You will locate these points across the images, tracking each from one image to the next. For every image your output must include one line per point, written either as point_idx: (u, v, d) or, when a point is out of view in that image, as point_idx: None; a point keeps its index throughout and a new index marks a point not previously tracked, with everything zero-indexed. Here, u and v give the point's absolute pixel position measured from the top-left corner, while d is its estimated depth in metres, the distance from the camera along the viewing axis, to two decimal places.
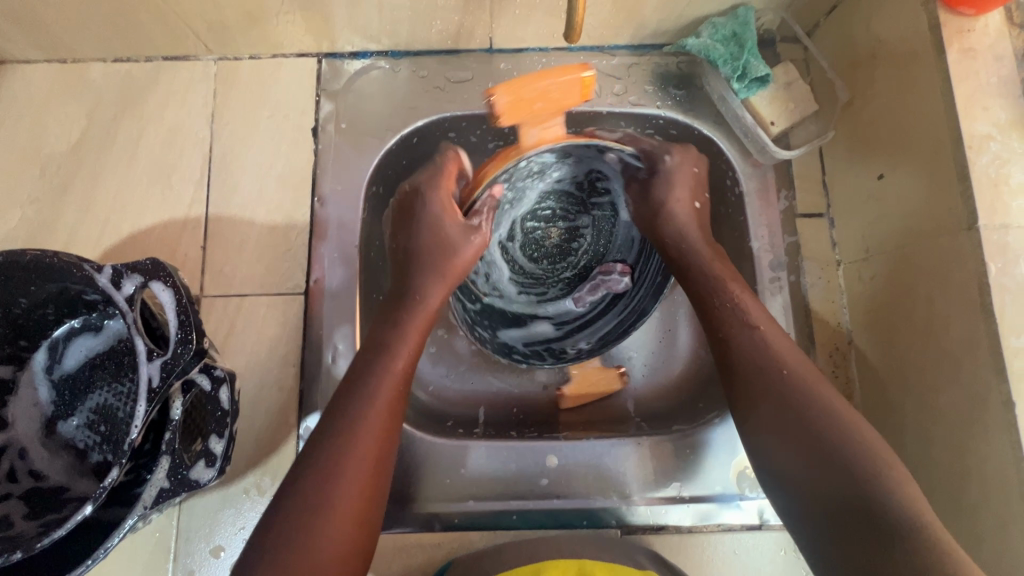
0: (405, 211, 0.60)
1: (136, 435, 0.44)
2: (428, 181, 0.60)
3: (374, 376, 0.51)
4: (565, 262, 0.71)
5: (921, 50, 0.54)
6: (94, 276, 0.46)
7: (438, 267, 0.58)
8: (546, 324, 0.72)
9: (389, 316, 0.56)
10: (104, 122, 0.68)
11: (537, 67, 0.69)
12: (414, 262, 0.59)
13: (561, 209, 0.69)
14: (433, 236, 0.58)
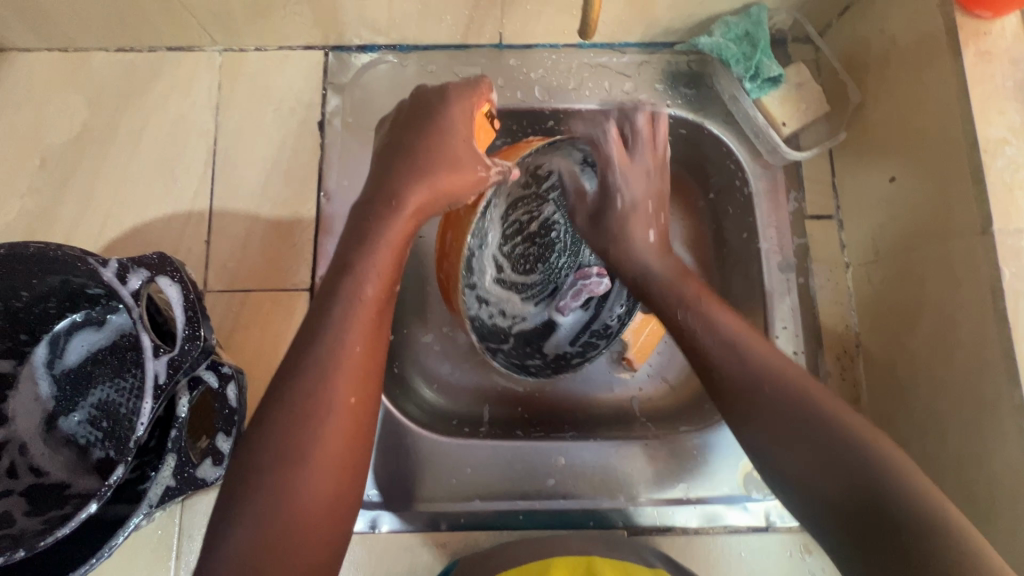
0: (414, 112, 0.52)
1: (142, 432, 0.43)
2: (459, 95, 0.52)
3: (348, 307, 0.45)
4: (547, 260, 0.70)
5: (937, 53, 0.53)
6: (99, 270, 0.45)
7: (427, 172, 0.49)
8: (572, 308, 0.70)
9: (360, 228, 0.48)
10: (107, 113, 0.67)
11: (547, 64, 0.69)
12: (401, 164, 0.50)
13: (523, 216, 0.67)
14: (433, 143, 0.50)
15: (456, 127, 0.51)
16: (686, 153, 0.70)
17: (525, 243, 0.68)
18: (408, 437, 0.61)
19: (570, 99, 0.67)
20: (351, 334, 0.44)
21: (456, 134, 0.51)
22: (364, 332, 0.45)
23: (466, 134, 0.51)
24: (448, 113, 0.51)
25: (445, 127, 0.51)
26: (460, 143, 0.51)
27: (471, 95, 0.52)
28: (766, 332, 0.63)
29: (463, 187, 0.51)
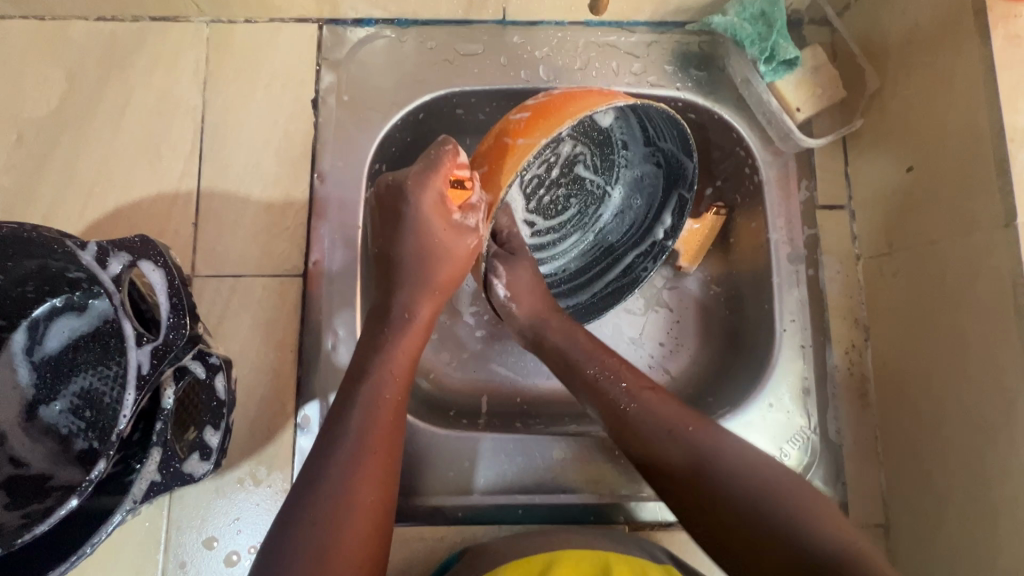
0: (386, 217, 0.52)
1: (125, 425, 0.41)
2: (417, 176, 0.49)
3: (368, 404, 0.48)
4: (581, 189, 0.64)
5: (963, 37, 0.51)
6: (77, 253, 0.42)
7: (426, 276, 0.53)
8: (614, 195, 0.65)
9: (373, 340, 0.52)
10: (88, 86, 0.64)
11: (553, 42, 0.65)
12: (399, 273, 0.53)
13: (541, 166, 0.62)
14: (421, 246, 0.52)
15: (428, 217, 0.50)
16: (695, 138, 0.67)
17: (556, 183, 0.64)
18: (405, 428, 0.59)
19: (575, 79, 0.64)
20: (371, 428, 0.47)
21: (433, 227, 0.50)
22: (385, 420, 0.48)
23: (440, 220, 0.49)
24: (413, 204, 0.49)
25: (416, 219, 0.50)
26: (439, 230, 0.50)
27: (435, 174, 0.48)
28: (773, 325, 0.62)
29: (462, 268, 0.53)
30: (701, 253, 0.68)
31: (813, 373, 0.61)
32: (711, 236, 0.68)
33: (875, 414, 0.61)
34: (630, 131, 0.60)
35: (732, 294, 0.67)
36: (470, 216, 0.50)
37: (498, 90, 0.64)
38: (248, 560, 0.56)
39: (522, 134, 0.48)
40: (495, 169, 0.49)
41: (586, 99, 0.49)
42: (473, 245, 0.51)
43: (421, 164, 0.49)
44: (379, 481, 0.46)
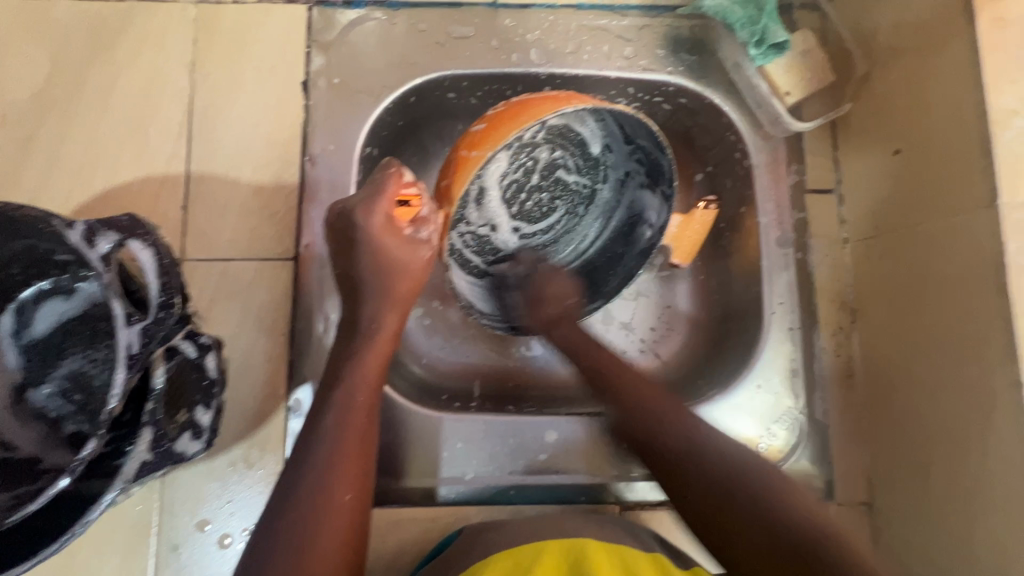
0: (338, 243, 0.52)
1: (115, 405, 0.40)
2: (362, 200, 0.50)
3: (341, 410, 0.48)
4: (565, 190, 0.65)
5: (950, 20, 0.51)
6: (65, 232, 0.42)
7: (387, 288, 0.52)
8: (605, 199, 0.66)
9: (343, 352, 0.51)
10: (73, 66, 0.63)
11: (544, 25, 0.65)
12: (359, 291, 0.52)
13: (520, 175, 0.63)
14: (376, 264, 0.51)
15: (382, 236, 0.51)
16: (686, 124, 0.67)
17: (538, 187, 0.64)
18: (396, 410, 0.59)
19: (567, 63, 0.64)
20: (344, 431, 0.47)
21: (387, 244, 0.51)
22: (358, 424, 0.48)
23: (392, 237, 0.51)
24: (363, 226, 0.50)
25: (367, 239, 0.51)
26: (393, 246, 0.51)
27: (382, 200, 0.50)
28: (763, 308, 0.63)
29: (422, 278, 0.53)
30: (694, 249, 0.67)
31: (801, 355, 0.62)
32: (704, 232, 0.67)
33: (861, 394, 0.62)
34: (608, 133, 0.60)
35: (721, 278, 0.68)
36: (423, 228, 0.53)
37: (490, 74, 0.64)
38: (241, 542, 0.57)
39: (476, 146, 0.52)
40: (452, 182, 0.53)
41: (534, 104, 0.52)
42: (427, 256, 0.53)
43: (366, 188, 0.51)
44: (352, 482, 0.46)
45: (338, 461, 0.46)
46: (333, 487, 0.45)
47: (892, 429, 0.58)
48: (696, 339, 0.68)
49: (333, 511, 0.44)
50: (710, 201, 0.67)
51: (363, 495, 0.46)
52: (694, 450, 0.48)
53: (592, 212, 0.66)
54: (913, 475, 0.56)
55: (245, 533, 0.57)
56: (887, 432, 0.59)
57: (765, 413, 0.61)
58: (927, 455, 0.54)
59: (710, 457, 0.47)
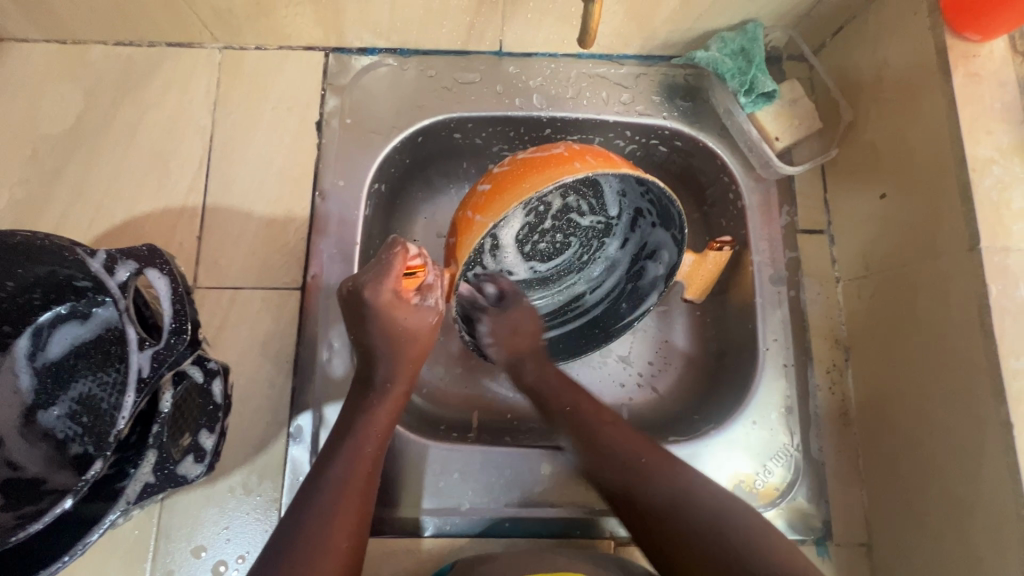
0: (350, 314, 0.55)
1: (123, 427, 0.42)
2: (369, 279, 0.52)
3: (348, 461, 0.51)
4: (578, 229, 0.67)
5: (929, 73, 0.54)
6: (87, 260, 0.44)
7: (399, 348, 0.56)
8: (615, 244, 0.68)
9: (354, 405, 0.54)
10: (103, 105, 0.67)
11: (546, 72, 0.69)
12: (375, 354, 0.56)
13: (533, 219, 0.65)
14: (387, 331, 0.55)
15: (392, 308, 0.53)
16: (681, 165, 0.71)
17: (551, 230, 0.66)
18: (394, 439, 0.60)
19: (568, 108, 0.68)
20: (348, 481, 0.50)
21: (394, 317, 0.54)
22: (360, 476, 0.50)
23: (401, 310, 0.54)
24: (373, 305, 0.53)
25: (378, 313, 0.53)
26: (400, 317, 0.55)
27: (388, 277, 0.51)
28: (757, 344, 0.64)
29: (430, 340, 0.58)
30: (709, 284, 0.68)
31: (796, 392, 0.63)
32: (720, 269, 0.66)
33: (856, 433, 0.62)
34: (622, 181, 0.61)
35: (717, 314, 0.70)
36: (430, 295, 0.56)
37: (494, 117, 0.68)
38: (235, 570, 0.57)
39: (480, 212, 0.53)
40: (459, 243, 0.55)
41: (537, 169, 0.53)
42: (434, 321, 0.57)
43: (372, 269, 0.52)
44: (348, 531, 0.48)
45: (337, 511, 0.48)
46: (330, 535, 0.46)
47: (889, 469, 0.58)
48: (692, 374, 0.69)
49: (324, 557, 0.45)
50: (725, 243, 0.63)
51: (362, 543, 0.49)
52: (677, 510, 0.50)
53: (608, 247, 0.68)
54: (907, 516, 0.56)
55: (240, 560, 0.57)
56: (882, 471, 0.59)
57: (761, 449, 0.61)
58: (924, 495, 0.54)
59: (660, 502, 0.51)
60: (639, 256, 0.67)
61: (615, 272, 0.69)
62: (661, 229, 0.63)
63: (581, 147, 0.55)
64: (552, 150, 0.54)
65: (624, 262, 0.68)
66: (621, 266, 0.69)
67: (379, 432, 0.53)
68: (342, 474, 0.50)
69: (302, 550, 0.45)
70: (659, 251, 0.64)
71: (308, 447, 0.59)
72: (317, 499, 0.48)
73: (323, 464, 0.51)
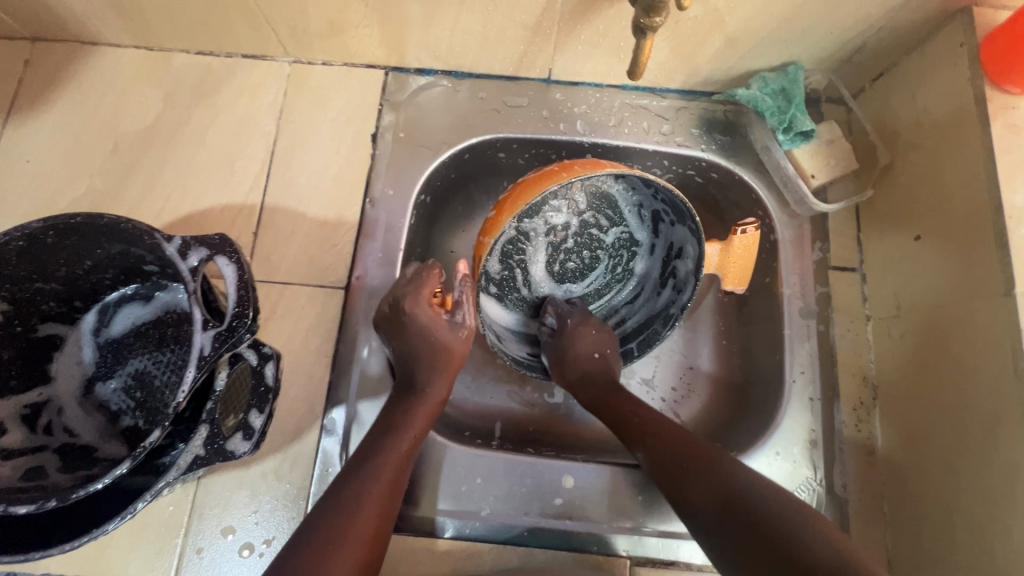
0: (388, 329, 0.60)
1: (182, 399, 0.45)
2: (410, 294, 0.59)
3: (380, 456, 0.52)
4: (604, 245, 0.71)
5: (967, 123, 0.56)
6: (163, 245, 0.48)
7: (433, 360, 0.59)
8: (643, 255, 0.71)
9: (394, 406, 0.57)
10: (180, 107, 0.73)
11: (591, 101, 0.73)
12: (410, 366, 0.59)
13: (554, 241, 0.70)
14: (426, 346, 0.59)
15: (428, 319, 0.59)
16: (716, 197, 0.73)
17: (575, 250, 0.71)
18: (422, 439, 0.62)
19: (609, 135, 0.71)
20: (378, 472, 0.51)
21: (432, 330, 0.60)
22: (393, 466, 0.52)
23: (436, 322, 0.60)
24: (412, 319, 0.59)
25: (417, 327, 0.59)
26: (438, 330, 0.60)
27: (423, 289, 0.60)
28: (783, 376, 0.64)
29: (463, 355, 0.61)
30: (748, 272, 0.68)
31: (821, 426, 0.63)
32: (753, 253, 0.67)
33: (882, 473, 0.62)
34: (633, 188, 0.66)
35: (745, 343, 0.71)
36: (457, 312, 0.62)
37: (538, 139, 0.72)
38: (260, 554, 0.59)
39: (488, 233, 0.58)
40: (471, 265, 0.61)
41: (530, 185, 0.56)
42: (465, 336, 0.61)
43: (412, 284, 0.60)
44: (374, 517, 0.49)
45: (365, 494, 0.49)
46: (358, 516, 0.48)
47: (914, 511, 0.57)
48: (716, 401, 0.70)
49: (351, 535, 0.46)
50: (749, 224, 0.64)
51: (385, 536, 0.50)
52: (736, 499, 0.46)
53: (636, 266, 0.72)
54: (934, 562, 0.55)
55: (266, 545, 0.59)
56: (908, 514, 0.58)
57: (782, 481, 0.61)
58: (952, 539, 0.53)
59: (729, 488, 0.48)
60: (667, 257, 0.69)
61: (648, 277, 0.71)
62: (680, 223, 0.64)
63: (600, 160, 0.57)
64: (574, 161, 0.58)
65: (654, 265, 0.71)
66: (650, 282, 0.71)
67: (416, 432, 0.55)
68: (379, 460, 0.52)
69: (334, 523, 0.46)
70: (682, 244, 0.66)
71: (339, 441, 0.62)
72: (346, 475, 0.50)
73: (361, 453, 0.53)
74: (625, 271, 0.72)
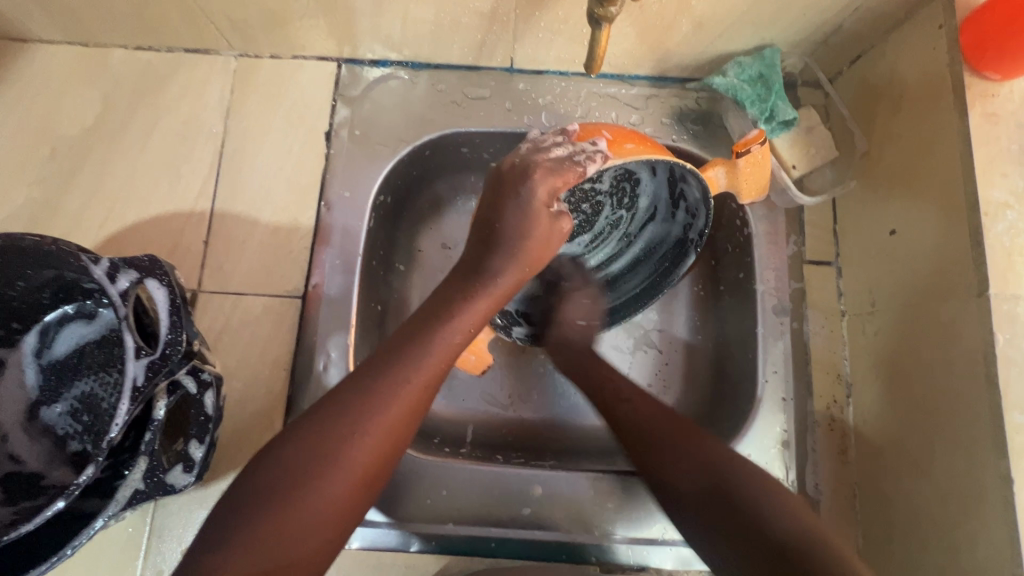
0: (495, 194, 0.53)
1: (117, 433, 0.43)
2: (538, 178, 0.51)
3: (391, 387, 0.45)
4: (605, 196, 0.65)
5: (944, 111, 0.53)
6: (90, 267, 0.45)
7: (520, 251, 0.53)
8: (647, 193, 0.64)
9: (418, 328, 0.49)
10: (120, 107, 0.68)
11: (556, 90, 0.69)
12: (496, 242, 0.53)
13: None
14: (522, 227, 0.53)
15: (534, 215, 0.52)
16: None
17: (574, 207, 0.66)
18: None
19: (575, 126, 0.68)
20: (398, 391, 0.45)
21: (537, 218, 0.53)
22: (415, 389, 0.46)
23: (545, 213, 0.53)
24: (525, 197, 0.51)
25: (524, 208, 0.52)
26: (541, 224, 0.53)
27: (556, 179, 0.51)
28: (755, 376, 0.63)
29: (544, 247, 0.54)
30: (764, 180, 0.61)
31: (794, 426, 0.62)
32: (768, 160, 0.60)
33: (854, 471, 0.61)
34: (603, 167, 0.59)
35: (719, 340, 0.69)
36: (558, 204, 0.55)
37: (502, 133, 0.68)
38: None
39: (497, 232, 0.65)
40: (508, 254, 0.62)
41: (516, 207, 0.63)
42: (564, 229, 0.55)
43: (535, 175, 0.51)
44: (377, 444, 0.43)
45: (364, 425, 0.43)
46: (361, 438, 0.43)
47: (885, 512, 0.57)
48: (690, 400, 0.68)
49: (340, 468, 0.42)
50: (756, 138, 0.58)
51: (384, 470, 0.45)
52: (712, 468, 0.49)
53: (642, 190, 0.64)
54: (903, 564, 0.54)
55: None
56: (879, 514, 0.57)
57: None
58: (920, 543, 0.53)
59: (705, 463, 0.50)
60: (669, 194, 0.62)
61: (657, 214, 0.65)
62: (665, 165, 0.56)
63: (597, 126, 0.55)
64: (573, 133, 0.54)
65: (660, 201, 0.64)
66: (662, 201, 0.64)
67: (441, 357, 0.48)
68: (399, 376, 0.46)
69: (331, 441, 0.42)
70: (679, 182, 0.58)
71: None
72: (360, 380, 0.45)
73: (365, 374, 0.46)
74: (634, 210, 0.66)
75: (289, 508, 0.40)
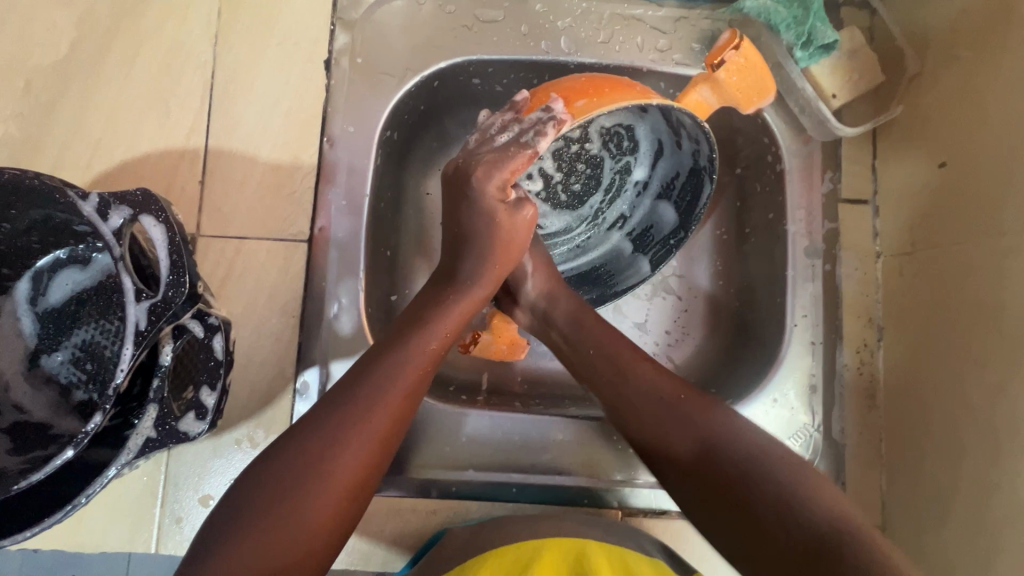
0: (452, 198, 0.51)
1: (123, 379, 0.41)
2: (481, 167, 0.48)
3: (373, 396, 0.43)
4: (597, 156, 0.64)
5: (1015, 29, 0.49)
6: (79, 204, 0.41)
7: (491, 251, 0.51)
8: (642, 141, 0.61)
9: (395, 337, 0.48)
10: (98, 33, 0.62)
11: (576, 12, 0.63)
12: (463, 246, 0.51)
13: (557, 194, 0.66)
14: (484, 229, 0.51)
15: (492, 213, 0.50)
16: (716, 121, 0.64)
17: (569, 172, 0.64)
18: None
19: (597, 53, 0.62)
20: (376, 401, 0.43)
21: (496, 217, 0.50)
22: (397, 398, 0.44)
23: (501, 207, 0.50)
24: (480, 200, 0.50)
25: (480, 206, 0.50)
26: (502, 220, 0.51)
27: (502, 171, 0.48)
28: (784, 320, 0.60)
29: (523, 242, 0.53)
30: (761, 82, 0.56)
31: (822, 371, 0.60)
32: (754, 58, 0.56)
33: (882, 415, 0.60)
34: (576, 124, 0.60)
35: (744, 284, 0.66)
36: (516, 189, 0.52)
37: (518, 61, 0.62)
38: None
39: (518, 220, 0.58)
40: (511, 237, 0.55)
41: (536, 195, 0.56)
42: (529, 216, 0.52)
43: (485, 163, 0.49)
44: (360, 456, 0.42)
45: (350, 433, 0.41)
46: (341, 453, 0.41)
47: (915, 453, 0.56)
48: (714, 346, 0.66)
49: (324, 483, 0.40)
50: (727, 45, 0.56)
51: (372, 479, 0.43)
52: (714, 450, 0.44)
53: (638, 130, 0.61)
54: (932, 502, 0.54)
55: None
56: (907, 455, 0.57)
57: (780, 427, 0.59)
58: (951, 482, 0.52)
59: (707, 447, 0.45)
60: (660, 131, 0.58)
61: (655, 156, 0.61)
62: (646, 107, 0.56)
63: (549, 88, 0.51)
64: (521, 105, 0.51)
65: (659, 141, 0.60)
66: (664, 135, 0.58)
67: (422, 365, 0.46)
68: (375, 385, 0.44)
69: (307, 454, 0.40)
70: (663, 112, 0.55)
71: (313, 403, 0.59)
72: (338, 394, 0.43)
73: (350, 381, 0.44)
74: (631, 162, 0.63)
75: (274, 521, 0.38)
